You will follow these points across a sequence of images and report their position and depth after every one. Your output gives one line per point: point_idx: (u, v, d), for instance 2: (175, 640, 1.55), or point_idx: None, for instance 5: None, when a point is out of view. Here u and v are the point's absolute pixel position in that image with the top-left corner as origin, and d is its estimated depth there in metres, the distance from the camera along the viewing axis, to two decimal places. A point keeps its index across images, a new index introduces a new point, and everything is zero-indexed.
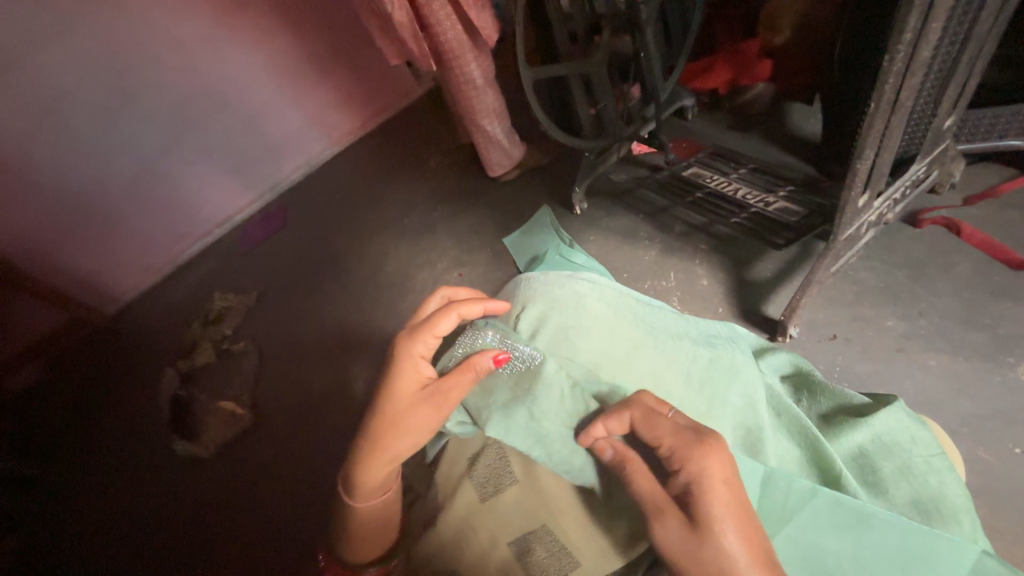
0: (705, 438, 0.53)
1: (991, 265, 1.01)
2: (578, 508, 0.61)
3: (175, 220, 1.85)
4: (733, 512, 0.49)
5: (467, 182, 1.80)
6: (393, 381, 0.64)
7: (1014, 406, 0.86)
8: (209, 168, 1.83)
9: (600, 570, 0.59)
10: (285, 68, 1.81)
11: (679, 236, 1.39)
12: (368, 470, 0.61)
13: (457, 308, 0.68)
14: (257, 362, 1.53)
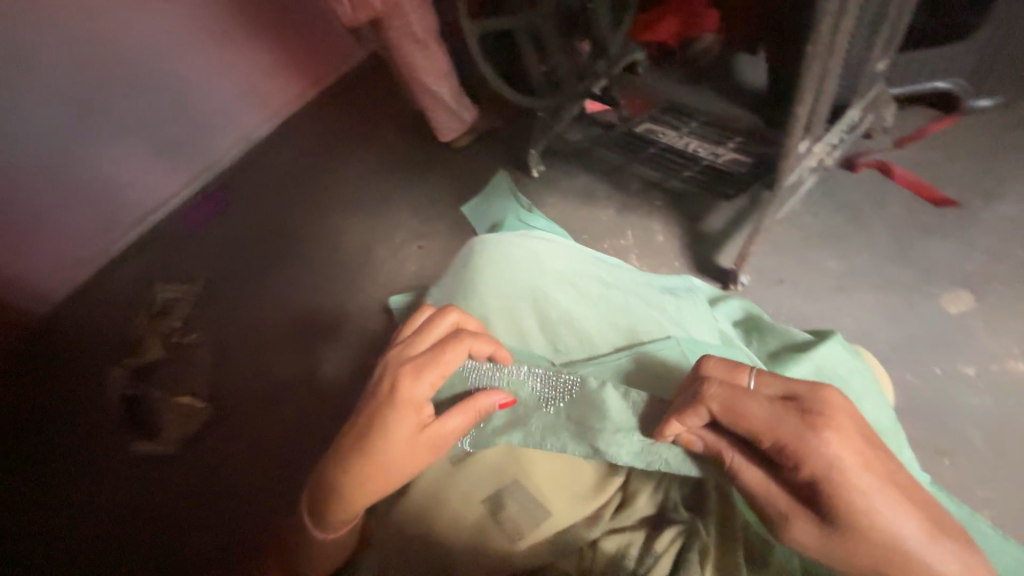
0: (811, 415, 0.50)
1: (918, 204, 1.08)
2: (550, 461, 0.64)
3: (101, 208, 1.67)
4: (870, 484, 0.47)
5: (420, 150, 1.72)
6: (393, 426, 0.58)
7: (937, 332, 0.93)
8: (134, 147, 1.63)
9: (569, 517, 0.61)
10: (206, 31, 1.61)
11: (635, 193, 1.41)
12: (347, 506, 0.58)
13: (468, 345, 0.62)
14: (214, 354, 1.45)
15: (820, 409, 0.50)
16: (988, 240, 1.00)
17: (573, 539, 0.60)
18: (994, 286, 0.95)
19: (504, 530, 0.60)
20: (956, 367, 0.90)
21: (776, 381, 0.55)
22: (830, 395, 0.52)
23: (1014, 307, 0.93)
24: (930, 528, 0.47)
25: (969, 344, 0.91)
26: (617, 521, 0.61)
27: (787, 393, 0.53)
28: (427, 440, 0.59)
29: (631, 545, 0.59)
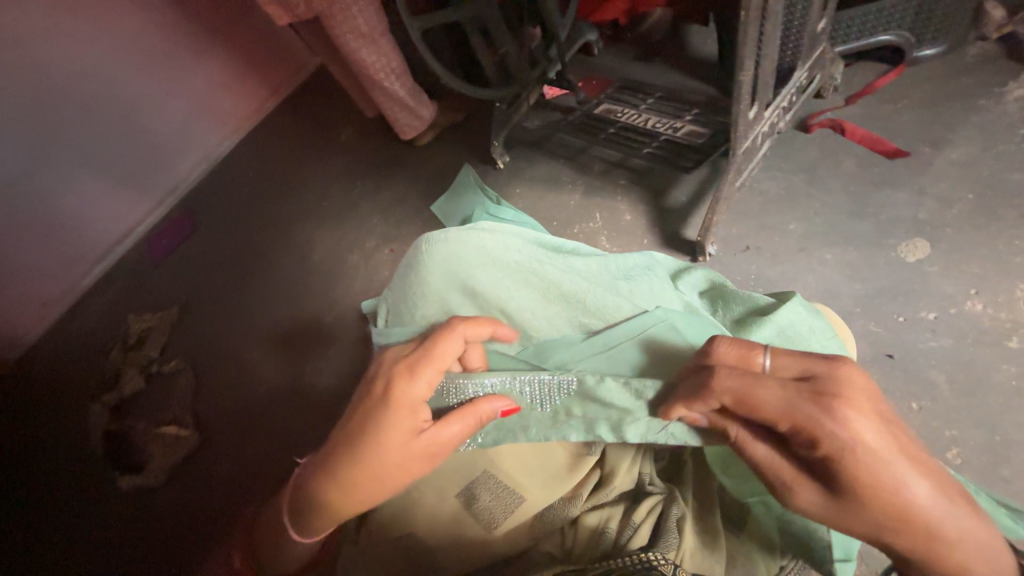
0: (829, 398, 0.44)
1: (871, 158, 1.10)
2: (516, 450, 0.63)
3: (62, 242, 1.61)
4: (895, 464, 0.42)
5: (383, 152, 1.70)
6: (384, 430, 0.52)
7: (897, 282, 0.96)
8: (89, 177, 1.60)
9: (545, 500, 0.61)
10: (151, 51, 1.57)
11: (599, 174, 1.40)
12: (331, 512, 0.53)
13: (470, 341, 0.56)
14: (195, 381, 1.42)
15: (837, 390, 0.44)
16: (941, 187, 1.02)
17: (553, 519, 0.61)
18: (948, 231, 0.97)
19: (482, 521, 0.61)
20: (917, 313, 0.92)
21: (792, 360, 0.49)
22: (847, 370, 0.46)
23: (969, 249, 0.95)
24: (953, 499, 0.43)
25: (928, 290, 0.93)
26: (594, 500, 0.61)
27: (804, 374, 0.47)
28: (421, 448, 0.53)
29: (610, 521, 0.60)
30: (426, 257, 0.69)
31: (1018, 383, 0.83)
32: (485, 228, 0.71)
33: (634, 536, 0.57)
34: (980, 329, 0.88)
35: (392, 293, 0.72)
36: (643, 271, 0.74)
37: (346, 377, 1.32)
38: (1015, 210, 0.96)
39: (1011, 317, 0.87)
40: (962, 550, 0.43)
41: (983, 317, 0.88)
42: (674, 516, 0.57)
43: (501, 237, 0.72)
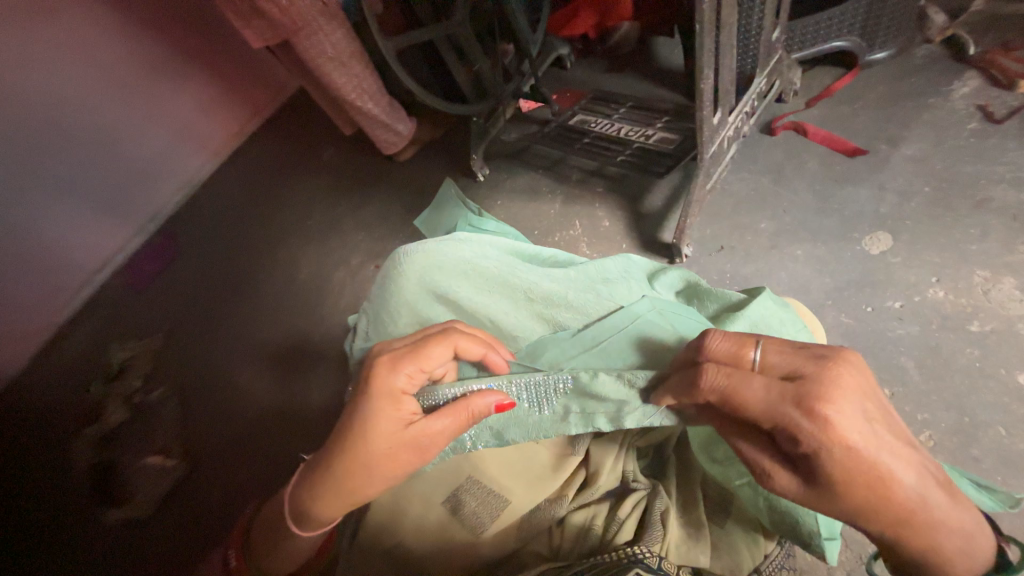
0: (813, 398, 0.42)
1: (833, 156, 1.15)
2: (501, 454, 0.65)
3: (39, 273, 1.58)
4: (877, 462, 0.41)
5: (364, 169, 1.71)
6: (370, 421, 0.53)
7: (864, 273, 1.00)
8: (67, 207, 1.58)
9: (532, 502, 0.63)
10: (129, 80, 1.58)
11: (577, 183, 1.44)
12: (323, 506, 0.54)
13: (453, 338, 0.58)
14: (181, 408, 1.40)
15: (824, 389, 0.42)
16: (898, 181, 1.07)
17: (540, 520, 0.63)
18: (908, 223, 1.02)
19: (470, 526, 0.62)
20: (884, 303, 0.96)
21: (781, 356, 0.47)
22: (840, 368, 0.44)
23: (928, 240, 0.99)
24: (940, 494, 0.42)
25: (893, 280, 0.97)
26: (580, 499, 0.63)
27: (792, 372, 0.45)
28: (407, 439, 0.53)
29: (596, 517, 0.62)
30: (400, 274, 0.69)
31: (982, 365, 0.86)
32: (457, 241, 0.72)
33: (619, 530, 0.59)
34: (943, 315, 0.92)
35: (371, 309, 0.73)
36: (619, 273, 0.73)
37: (335, 396, 1.31)
38: (968, 200, 1.01)
39: (971, 302, 0.91)
40: (944, 542, 0.42)
41: (946, 303, 0.93)
42: (657, 510, 0.59)
43: (477, 247, 0.73)
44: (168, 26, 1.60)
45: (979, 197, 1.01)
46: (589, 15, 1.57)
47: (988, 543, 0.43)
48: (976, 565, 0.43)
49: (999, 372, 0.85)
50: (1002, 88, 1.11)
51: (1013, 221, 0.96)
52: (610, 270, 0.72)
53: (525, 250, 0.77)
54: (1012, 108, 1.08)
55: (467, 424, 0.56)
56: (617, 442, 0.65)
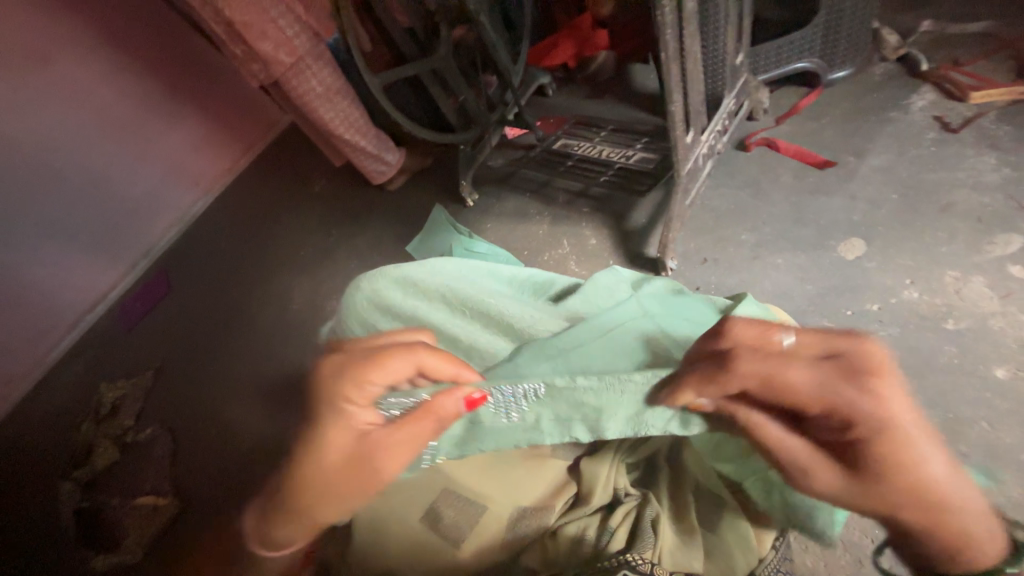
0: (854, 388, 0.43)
1: (805, 169, 1.20)
2: (489, 465, 0.67)
3: (32, 311, 1.59)
4: (904, 434, 0.43)
5: (356, 198, 1.75)
6: (321, 430, 0.54)
7: (842, 279, 1.03)
8: (58, 247, 1.60)
9: (517, 509, 0.65)
10: (123, 121, 1.63)
11: (564, 204, 1.48)
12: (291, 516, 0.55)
13: (416, 353, 0.57)
14: (172, 446, 1.38)
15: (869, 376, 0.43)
16: (867, 191, 1.12)
17: (527, 529, 0.64)
18: (879, 229, 1.06)
19: (458, 537, 0.63)
20: (864, 307, 0.99)
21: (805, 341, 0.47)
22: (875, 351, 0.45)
23: (898, 244, 1.03)
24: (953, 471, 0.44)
25: (869, 284, 1.01)
26: (571, 511, 0.65)
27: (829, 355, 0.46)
28: (361, 444, 0.53)
29: (586, 526, 0.63)
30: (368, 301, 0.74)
31: (961, 362, 0.89)
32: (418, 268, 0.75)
33: (611, 538, 0.60)
34: (920, 316, 0.95)
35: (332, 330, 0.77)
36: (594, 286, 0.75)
37: None
38: (934, 206, 1.06)
39: (945, 301, 0.95)
40: (964, 517, 0.44)
41: (921, 304, 0.96)
42: (647, 518, 0.61)
43: (444, 269, 0.76)
44: (162, 69, 1.67)
45: (943, 202, 1.06)
46: (567, 46, 1.69)
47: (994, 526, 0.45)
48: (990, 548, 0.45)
49: (978, 368, 0.88)
50: (956, 100, 1.18)
51: (978, 223, 1.01)
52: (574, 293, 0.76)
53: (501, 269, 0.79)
54: (966, 118, 1.15)
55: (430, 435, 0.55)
56: (609, 455, 0.67)
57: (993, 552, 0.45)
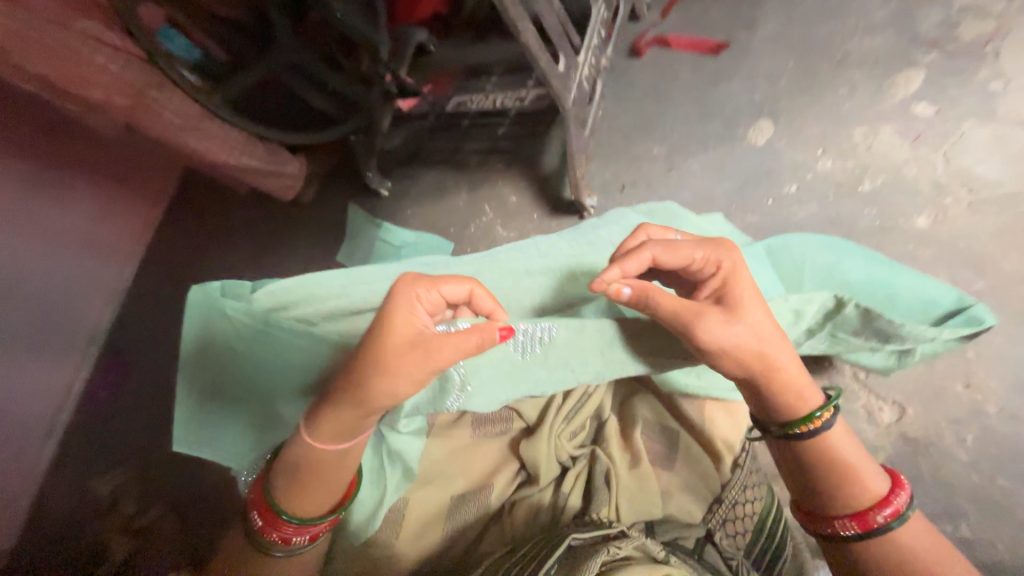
0: (732, 286, 0.56)
1: (700, 60, 1.12)
2: (431, 456, 0.68)
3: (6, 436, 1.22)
4: (760, 327, 0.54)
5: (257, 219, 1.57)
6: (389, 336, 0.51)
7: (755, 168, 0.99)
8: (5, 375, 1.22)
9: (455, 493, 0.66)
10: (20, 207, 1.20)
11: (476, 167, 1.39)
12: (299, 477, 0.56)
13: (473, 282, 0.55)
14: (182, 521, 1.25)
15: (735, 276, 0.56)
16: (765, 65, 1.05)
17: (480, 513, 0.66)
18: (783, 104, 1.00)
19: (400, 536, 0.64)
20: (782, 191, 0.95)
21: (697, 244, 0.57)
22: (738, 253, 0.58)
23: (804, 114, 0.98)
24: (790, 350, 0.56)
25: (783, 165, 0.97)
26: (523, 487, 0.67)
27: (713, 258, 0.57)
28: (405, 349, 0.50)
29: (539, 497, 0.66)
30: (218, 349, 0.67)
31: (881, 222, 0.87)
32: (229, 309, 0.66)
33: (565, 506, 0.64)
34: (836, 184, 0.92)
35: (179, 421, 0.68)
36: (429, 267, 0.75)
37: None
38: (832, 62, 0.99)
39: (857, 162, 0.92)
40: (793, 381, 0.55)
41: (835, 172, 0.93)
42: (600, 476, 0.64)
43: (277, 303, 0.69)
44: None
45: (839, 55, 0.99)
46: None
47: (812, 384, 0.57)
48: (812, 398, 0.56)
49: (899, 223, 0.86)
50: None
51: (876, 69, 0.96)
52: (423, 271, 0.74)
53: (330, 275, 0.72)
54: None
55: (445, 360, 0.51)
56: (548, 430, 0.66)
57: (813, 401, 0.56)
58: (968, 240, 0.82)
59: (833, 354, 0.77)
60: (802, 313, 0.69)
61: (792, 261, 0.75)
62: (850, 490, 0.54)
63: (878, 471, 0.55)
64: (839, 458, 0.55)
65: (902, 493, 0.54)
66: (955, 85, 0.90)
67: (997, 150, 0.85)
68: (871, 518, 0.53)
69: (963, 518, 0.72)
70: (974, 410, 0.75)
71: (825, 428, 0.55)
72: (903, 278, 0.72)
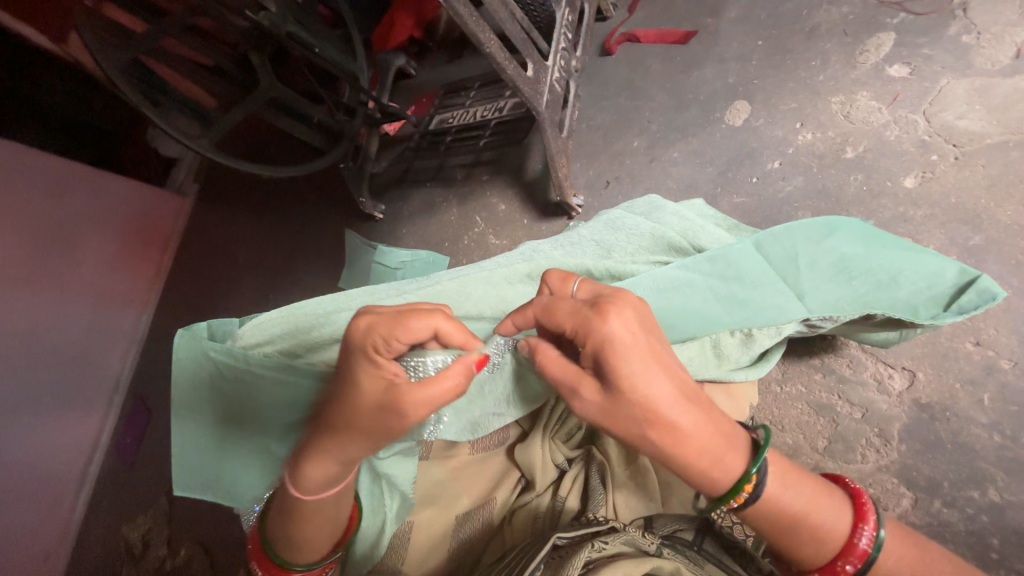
0: (604, 362, 0.48)
1: (670, 51, 1.12)
2: (431, 476, 0.70)
3: (34, 491, 1.24)
4: (648, 400, 0.47)
5: (257, 256, 1.60)
6: (344, 391, 0.53)
7: (737, 148, 0.98)
8: (33, 432, 1.23)
9: (459, 508, 0.67)
10: (28, 268, 1.22)
11: (464, 180, 1.40)
12: (294, 528, 0.58)
13: (436, 321, 0.53)
14: (209, 559, 1.25)
15: (611, 350, 0.47)
16: (734, 48, 1.05)
17: (484, 524, 0.66)
18: (757, 83, 1.00)
19: (406, 561, 0.64)
20: (766, 169, 0.95)
21: (571, 311, 0.51)
22: (615, 316, 0.48)
23: (779, 91, 0.98)
24: (696, 418, 0.48)
25: (764, 143, 0.96)
26: (523, 494, 0.67)
27: (581, 329, 0.50)
28: (359, 406, 0.51)
29: (538, 502, 0.65)
30: (212, 381, 0.69)
31: (869, 186, 0.86)
32: (215, 350, 0.68)
33: (563, 509, 0.63)
34: (819, 156, 0.91)
35: (176, 466, 0.70)
36: (410, 285, 0.78)
37: None
38: (801, 36, 0.99)
39: (839, 131, 0.91)
40: (697, 457, 0.48)
41: (816, 143, 0.92)
42: (595, 475, 0.64)
43: (266, 332, 0.71)
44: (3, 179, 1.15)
45: (807, 28, 0.99)
46: (404, 18, 1.46)
47: (738, 451, 0.49)
48: (730, 473, 0.49)
49: (888, 186, 0.84)
50: None
51: (845, 37, 0.95)
52: (402, 294, 0.75)
53: (318, 301, 0.73)
54: None
55: (412, 414, 0.50)
56: (539, 438, 0.67)
57: (736, 471, 0.49)
58: (961, 195, 0.79)
59: (849, 335, 0.75)
60: (814, 325, 0.70)
61: (784, 252, 0.72)
62: (809, 547, 0.50)
63: (837, 509, 0.50)
64: (777, 520, 0.49)
65: (865, 530, 0.48)
66: (928, 43, 0.89)
67: (978, 102, 0.83)
68: (839, 568, 0.49)
69: (992, 483, 0.69)
70: (989, 369, 0.72)
71: (760, 494, 0.49)
72: (907, 259, 0.68)
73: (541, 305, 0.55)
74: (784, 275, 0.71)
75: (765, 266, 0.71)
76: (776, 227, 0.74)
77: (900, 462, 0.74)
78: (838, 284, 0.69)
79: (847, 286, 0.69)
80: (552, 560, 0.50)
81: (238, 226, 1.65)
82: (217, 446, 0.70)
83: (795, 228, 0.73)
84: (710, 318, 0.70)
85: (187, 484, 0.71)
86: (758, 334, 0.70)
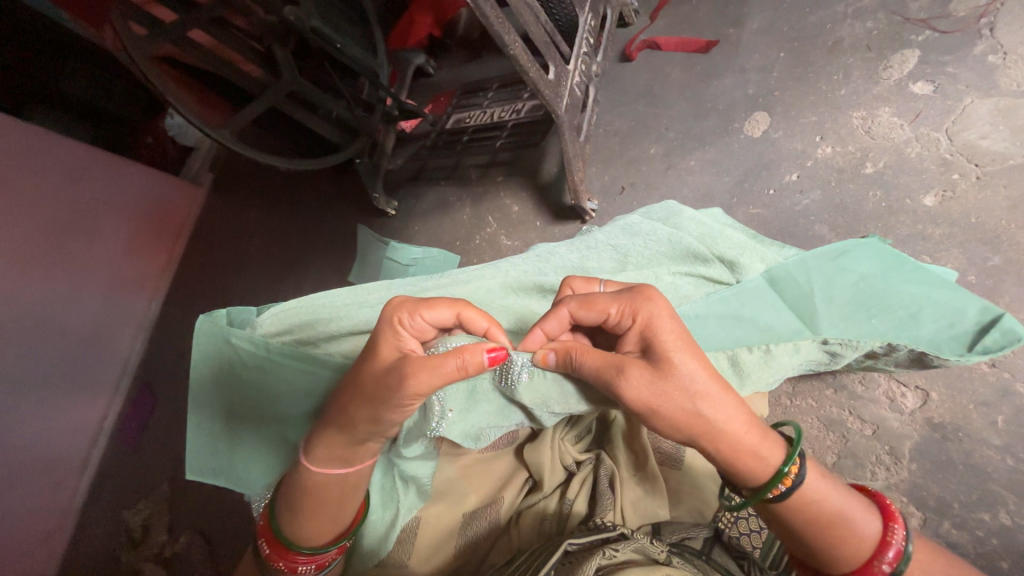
0: (651, 338, 0.50)
1: (691, 59, 1.13)
2: (443, 473, 0.70)
3: (37, 472, 1.25)
4: (692, 377, 0.47)
5: (269, 247, 1.62)
6: (368, 364, 0.54)
7: (754, 159, 0.99)
8: (38, 413, 1.25)
9: (468, 504, 0.67)
10: (44, 248, 1.25)
11: (479, 180, 1.41)
12: (305, 507, 0.58)
13: (460, 308, 0.54)
14: (209, 547, 1.26)
15: (653, 325, 0.50)
16: (755, 59, 1.05)
17: (492, 522, 0.66)
18: (777, 95, 1.00)
19: (413, 555, 0.65)
20: (783, 182, 0.95)
21: (612, 297, 0.54)
22: (657, 298, 0.52)
23: (800, 104, 0.98)
24: (736, 400, 0.48)
25: (782, 155, 0.96)
26: (530, 495, 0.68)
27: (627, 309, 0.52)
28: (376, 376, 0.53)
29: (545, 504, 0.66)
30: (229, 368, 0.70)
31: (888, 203, 0.86)
32: (236, 337, 0.69)
33: (570, 511, 0.63)
34: (838, 170, 0.91)
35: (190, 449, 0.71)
36: (427, 282, 0.78)
37: None
38: (824, 49, 0.99)
39: (859, 146, 0.90)
40: (745, 437, 0.48)
41: (835, 158, 0.92)
42: (604, 480, 0.64)
43: (284, 322, 0.72)
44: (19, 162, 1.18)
45: (830, 42, 0.99)
46: (423, 15, 1.47)
47: (774, 438, 0.49)
48: (776, 456, 0.48)
49: (907, 204, 0.84)
50: None
51: (869, 52, 0.95)
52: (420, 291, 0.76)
53: (335, 293, 0.74)
54: None
55: (424, 387, 0.50)
56: (548, 440, 0.67)
57: (773, 462, 0.48)
58: (981, 214, 0.79)
59: (865, 362, 0.74)
60: (834, 352, 0.70)
61: (799, 287, 0.73)
62: (850, 545, 0.48)
63: (866, 508, 0.50)
64: (819, 513, 0.48)
65: (897, 528, 0.49)
66: (953, 61, 0.88)
67: (1001, 122, 0.82)
68: (877, 569, 0.48)
69: (1002, 506, 0.68)
70: (1004, 391, 0.72)
71: (800, 483, 0.48)
72: (925, 292, 0.68)
73: (573, 297, 0.57)
74: (795, 306, 0.72)
75: (777, 300, 0.73)
76: (789, 258, 0.74)
77: (910, 481, 0.73)
78: (856, 317, 0.70)
79: (867, 322, 0.69)
80: (561, 565, 0.50)
81: (252, 217, 1.66)
82: (230, 432, 0.71)
83: (816, 255, 0.74)
84: (727, 334, 0.72)
85: (199, 468, 0.72)
86: (776, 351, 0.70)
